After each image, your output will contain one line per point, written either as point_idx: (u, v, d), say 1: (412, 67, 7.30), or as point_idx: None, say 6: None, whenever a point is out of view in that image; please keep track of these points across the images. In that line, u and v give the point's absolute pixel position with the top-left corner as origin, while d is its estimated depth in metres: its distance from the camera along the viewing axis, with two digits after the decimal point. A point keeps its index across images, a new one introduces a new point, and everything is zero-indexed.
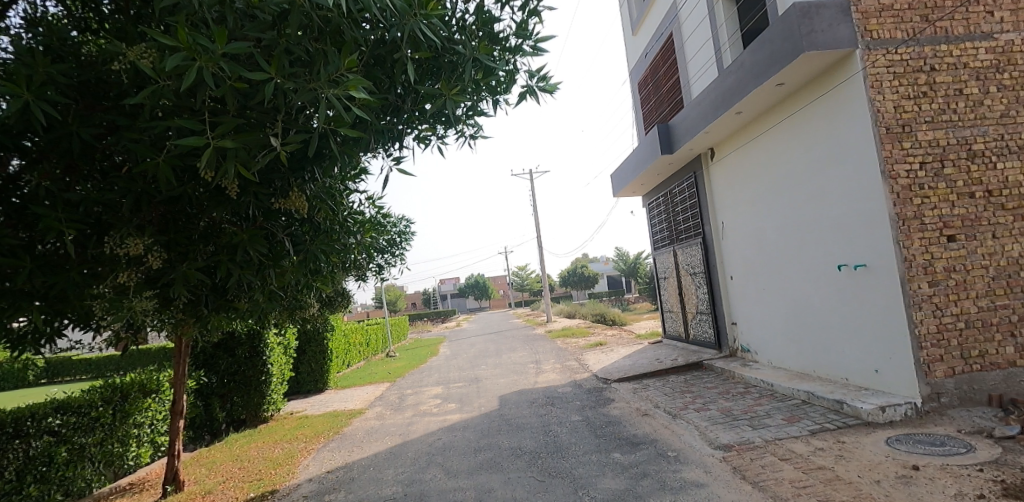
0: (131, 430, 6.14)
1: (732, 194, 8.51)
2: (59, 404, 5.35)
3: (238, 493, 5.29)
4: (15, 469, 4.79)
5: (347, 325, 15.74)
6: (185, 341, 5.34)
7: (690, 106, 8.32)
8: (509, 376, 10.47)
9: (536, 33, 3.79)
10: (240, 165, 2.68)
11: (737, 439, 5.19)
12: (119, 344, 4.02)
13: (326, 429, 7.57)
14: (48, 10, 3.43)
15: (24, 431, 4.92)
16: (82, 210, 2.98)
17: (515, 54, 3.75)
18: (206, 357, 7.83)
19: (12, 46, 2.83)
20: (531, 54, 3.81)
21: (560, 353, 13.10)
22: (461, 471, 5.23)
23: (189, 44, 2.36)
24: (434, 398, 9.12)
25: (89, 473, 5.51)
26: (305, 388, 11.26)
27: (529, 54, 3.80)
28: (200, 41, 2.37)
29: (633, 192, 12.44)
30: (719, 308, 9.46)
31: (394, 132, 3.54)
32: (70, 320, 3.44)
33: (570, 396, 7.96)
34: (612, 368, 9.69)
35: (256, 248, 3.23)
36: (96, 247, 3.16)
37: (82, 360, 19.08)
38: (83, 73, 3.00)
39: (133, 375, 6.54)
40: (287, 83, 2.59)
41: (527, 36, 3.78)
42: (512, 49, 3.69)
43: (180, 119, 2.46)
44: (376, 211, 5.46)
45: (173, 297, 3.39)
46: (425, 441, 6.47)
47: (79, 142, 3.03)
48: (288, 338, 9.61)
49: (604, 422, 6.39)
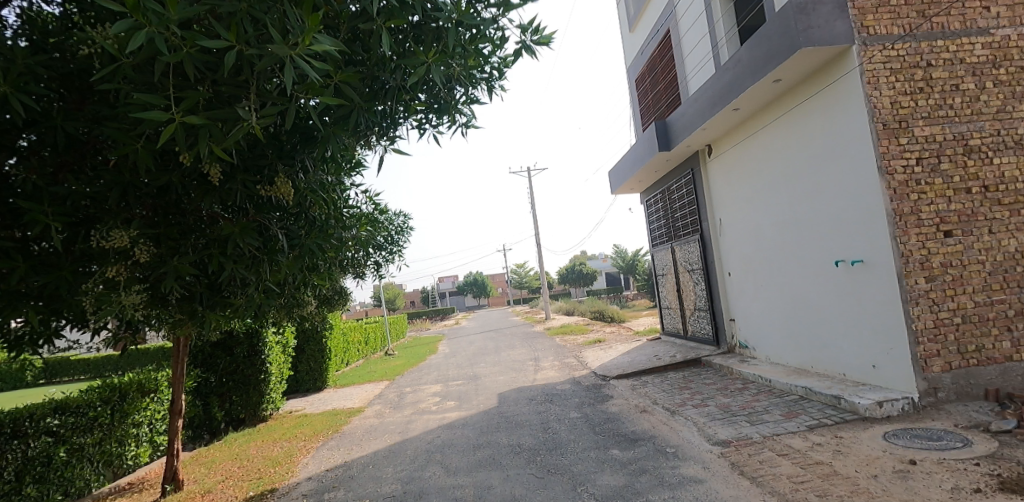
0: (130, 430, 6.15)
1: (730, 191, 8.52)
2: (56, 404, 5.34)
3: (237, 492, 5.29)
4: (14, 470, 4.78)
5: (345, 324, 15.73)
6: (183, 340, 5.34)
7: (687, 102, 8.30)
8: (508, 374, 10.48)
9: None
10: (216, 145, 2.59)
11: (735, 435, 5.21)
12: (117, 344, 4.01)
13: (325, 427, 7.58)
14: (41, 7, 3.42)
15: (22, 432, 4.91)
16: (69, 204, 2.97)
17: (504, 11, 3.52)
18: (205, 356, 7.83)
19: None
20: (520, 5, 3.56)
21: (559, 351, 13.09)
22: (460, 469, 5.24)
23: (137, 10, 2.24)
24: (433, 396, 9.13)
25: (88, 473, 5.52)
26: (304, 387, 11.26)
27: (518, 6, 3.54)
28: (148, 6, 2.23)
29: (631, 189, 12.43)
30: (718, 304, 9.49)
31: (386, 114, 3.40)
32: (66, 320, 3.44)
33: (568, 393, 7.96)
34: (610, 365, 9.70)
35: (247, 241, 3.21)
36: (85, 242, 3.13)
37: (82, 360, 19.10)
38: (66, 66, 2.97)
39: (131, 375, 6.55)
40: (248, 49, 2.40)
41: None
42: (498, 4, 3.47)
43: (143, 95, 2.37)
44: (372, 206, 5.42)
45: (166, 293, 3.36)
46: (424, 438, 6.48)
47: (62, 133, 2.98)
48: (286, 337, 9.59)
49: (602, 419, 6.40)
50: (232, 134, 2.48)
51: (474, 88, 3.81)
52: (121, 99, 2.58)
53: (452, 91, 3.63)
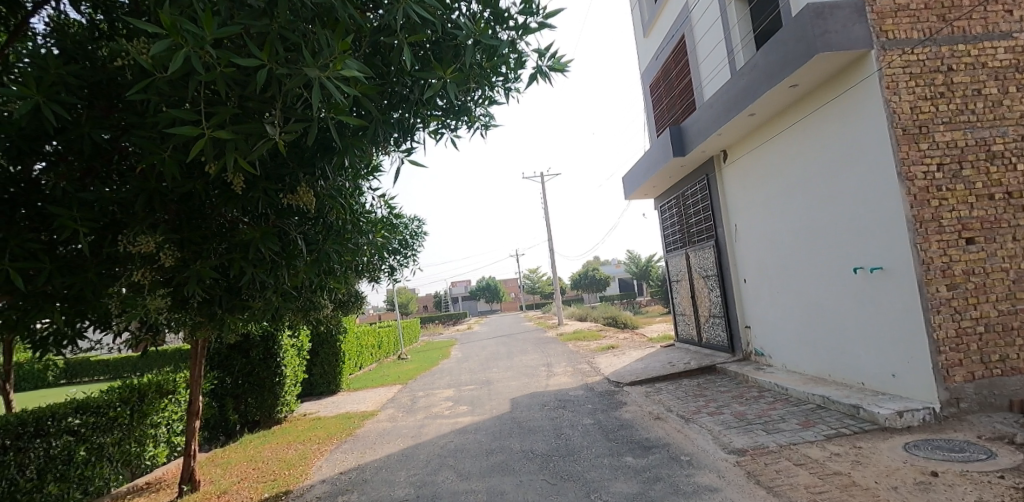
0: (148, 430, 6.25)
1: (745, 196, 8.44)
2: (78, 404, 5.44)
3: (252, 493, 5.34)
4: (36, 468, 4.87)
5: (359, 328, 15.83)
6: (201, 342, 5.42)
7: (702, 108, 8.25)
8: (520, 379, 10.46)
9: (542, 8, 3.61)
10: (243, 157, 2.62)
11: (751, 443, 5.14)
12: (138, 345, 4.08)
13: (339, 431, 7.62)
14: (70, 16, 3.52)
15: (44, 431, 5.00)
16: (97, 209, 3.04)
17: (521, 34, 3.56)
18: (221, 358, 7.94)
19: (30, 52, 2.90)
20: (538, 30, 3.61)
21: (572, 357, 13.03)
22: (473, 474, 5.24)
23: (176, 31, 2.26)
24: (446, 400, 9.14)
25: (107, 472, 5.61)
26: (318, 390, 11.34)
27: (536, 30, 3.59)
28: (186, 27, 2.26)
29: (645, 194, 12.38)
30: (733, 311, 9.38)
31: (404, 125, 3.43)
32: (90, 322, 3.54)
33: (581, 400, 7.92)
34: (623, 371, 9.63)
35: (267, 246, 3.24)
36: (111, 246, 3.20)
37: (101, 362, 19.39)
38: (96, 75, 3.05)
39: (149, 376, 6.66)
40: (279, 70, 2.44)
41: (532, 13, 3.60)
42: (517, 27, 3.52)
43: (175, 111, 2.40)
44: (388, 211, 5.45)
45: (187, 296, 3.42)
46: (436, 443, 6.49)
47: (90, 141, 3.05)
48: (300, 340, 9.67)
49: (616, 425, 6.36)
50: (260, 150, 2.52)
51: (490, 90, 3.72)
52: (151, 110, 2.63)
53: (468, 99, 3.62)
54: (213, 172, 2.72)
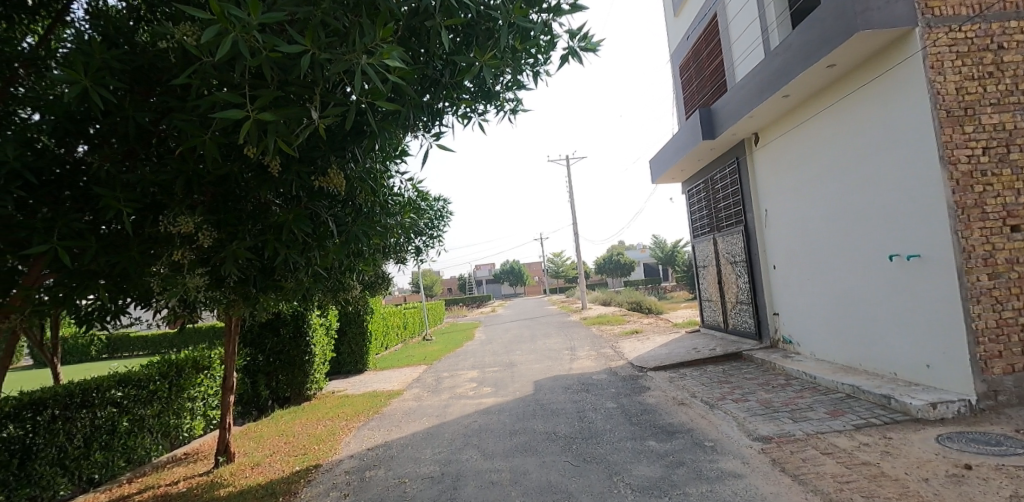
0: (185, 404, 6.54)
1: (777, 181, 8.22)
2: (121, 377, 5.69)
3: (284, 466, 5.54)
4: (84, 436, 5.13)
5: (385, 309, 16.10)
6: (235, 320, 5.60)
7: (734, 89, 8.02)
8: (543, 362, 10.53)
9: None
10: (281, 140, 2.63)
11: (777, 431, 5.09)
12: (176, 321, 4.26)
13: (366, 408, 7.80)
14: (110, 3, 3.63)
15: (90, 402, 5.24)
16: (139, 190, 3.11)
17: (554, 16, 3.50)
18: (254, 336, 8.19)
19: (77, 38, 2.99)
20: (571, 11, 3.54)
21: (595, 341, 13.02)
22: (496, 453, 5.32)
23: (225, 16, 2.26)
24: (470, 381, 9.25)
25: (148, 442, 5.90)
26: (345, 369, 11.63)
27: (568, 12, 3.52)
28: (235, 12, 2.26)
29: (672, 178, 12.16)
30: (761, 298, 9.21)
31: (433, 109, 3.41)
32: (131, 299, 3.73)
33: (605, 383, 7.93)
34: (648, 357, 9.60)
35: (300, 227, 3.30)
36: (152, 226, 3.29)
37: (140, 337, 20.22)
38: (138, 61, 3.11)
39: (186, 352, 6.93)
40: (322, 55, 2.43)
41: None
42: (550, 9, 3.46)
43: (220, 94, 2.42)
44: (416, 194, 5.48)
45: (224, 275, 3.53)
46: (461, 422, 6.60)
47: (134, 124, 3.13)
48: (329, 319, 9.89)
49: (639, 410, 6.36)
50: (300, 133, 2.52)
51: (519, 75, 3.67)
52: (193, 94, 2.66)
53: (497, 83, 3.57)
54: (252, 155, 2.72)
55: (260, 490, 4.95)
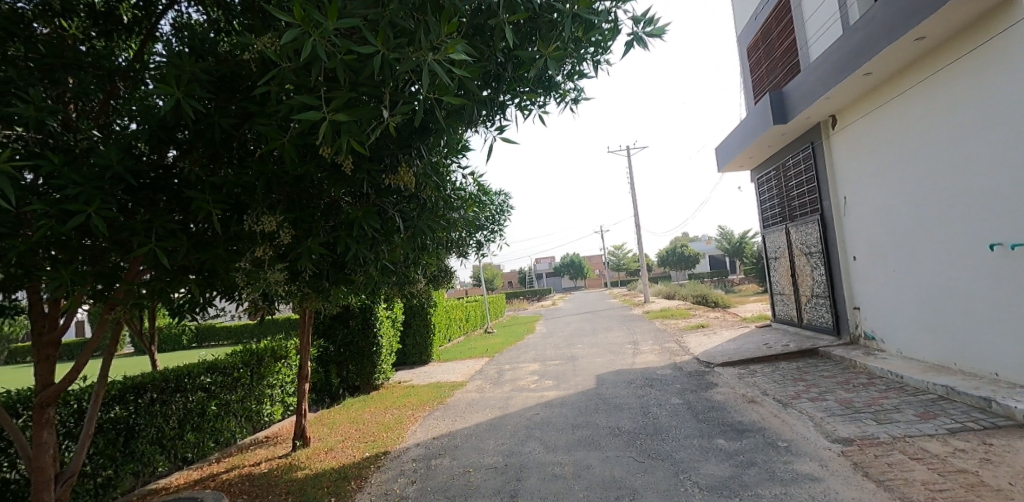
0: (265, 390, 6.99)
1: (856, 166, 7.69)
2: (209, 364, 6.15)
3: (355, 452, 5.80)
4: (178, 418, 5.59)
5: (448, 302, 16.45)
6: (309, 312, 5.89)
7: (807, 69, 7.55)
8: (605, 356, 10.40)
9: None
10: (354, 140, 2.73)
11: (859, 433, 4.78)
12: (256, 313, 4.54)
13: (431, 398, 8.02)
14: (193, 16, 3.93)
15: (183, 387, 5.69)
16: (225, 191, 3.33)
17: (618, 2, 3.40)
18: (325, 328, 8.61)
19: (169, 52, 3.24)
20: None
21: (659, 335, 12.72)
22: (559, 447, 5.32)
23: (306, 20, 2.38)
24: (532, 374, 9.28)
25: (234, 425, 6.36)
26: (411, 360, 12.00)
27: None
28: (314, 16, 2.36)
29: (739, 166, 11.63)
30: (839, 291, 8.66)
31: (496, 104, 3.42)
32: (217, 292, 4.01)
33: (669, 379, 7.73)
34: (715, 352, 9.25)
35: (369, 223, 3.42)
36: (237, 224, 3.52)
37: (224, 328, 21.77)
38: (221, 70, 3.33)
39: (265, 343, 7.38)
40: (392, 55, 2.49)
41: None
42: None
43: (300, 97, 2.53)
44: (478, 188, 5.54)
45: (301, 269, 3.73)
46: (523, 414, 6.65)
47: (219, 130, 3.35)
48: (394, 312, 10.22)
49: (706, 406, 6.15)
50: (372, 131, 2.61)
51: (580, 65, 3.60)
52: (273, 99, 2.80)
53: (559, 74, 3.52)
54: (328, 154, 2.84)
55: (333, 473, 5.20)
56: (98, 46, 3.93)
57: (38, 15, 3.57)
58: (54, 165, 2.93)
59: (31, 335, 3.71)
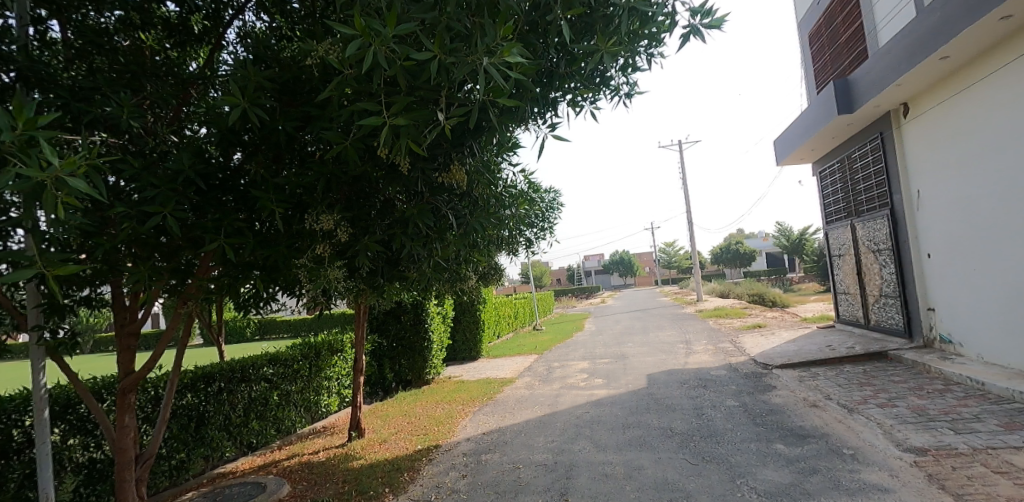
0: (323, 382, 7.27)
1: (930, 157, 7.20)
2: (272, 356, 6.45)
3: (408, 444, 5.95)
4: (244, 406, 5.90)
5: (496, 298, 16.59)
6: (364, 307, 6.08)
7: (876, 55, 7.11)
8: (656, 355, 10.20)
9: None
10: (412, 142, 2.78)
11: (934, 443, 4.48)
12: (316, 308, 4.73)
13: (481, 394, 8.11)
14: (257, 25, 4.15)
15: (248, 377, 5.99)
16: (289, 192, 3.49)
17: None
18: (379, 323, 8.87)
19: (238, 60, 3.40)
20: None
21: (712, 335, 12.35)
22: (610, 446, 5.26)
23: (367, 31, 2.42)
24: (581, 372, 9.23)
25: (294, 415, 6.66)
26: (460, 355, 12.19)
27: None
28: (374, 25, 2.40)
29: (799, 159, 11.11)
30: (911, 290, 8.13)
31: (548, 101, 3.40)
32: (279, 288, 4.21)
33: (724, 380, 7.50)
34: (773, 353, 8.90)
35: (423, 221, 3.49)
36: (299, 223, 3.67)
37: (284, 321, 22.86)
38: (285, 76, 3.48)
39: (322, 336, 7.67)
40: (449, 60, 2.52)
41: None
42: None
43: (361, 103, 2.60)
44: (528, 185, 5.55)
45: (357, 265, 3.85)
46: (573, 412, 6.62)
47: (283, 134, 3.50)
48: (445, 308, 10.40)
49: (764, 410, 5.93)
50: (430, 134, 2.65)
51: (635, 59, 3.52)
52: (335, 104, 2.90)
53: (611, 68, 3.46)
54: (386, 155, 2.92)
55: (387, 464, 5.35)
56: (172, 56, 4.20)
57: (120, 28, 3.84)
58: (135, 168, 3.14)
59: (115, 325, 4.00)
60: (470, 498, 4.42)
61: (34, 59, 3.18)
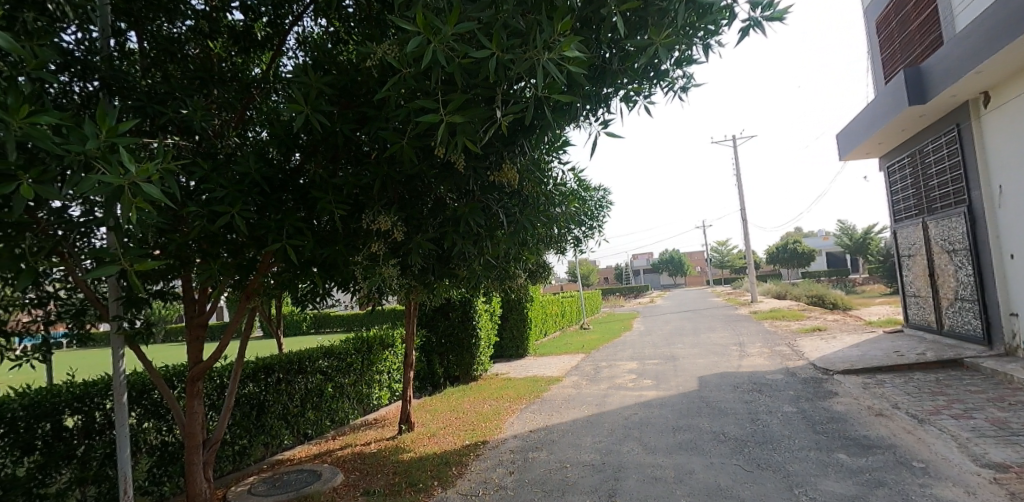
0: (375, 376, 7.49)
1: (1015, 149, 6.66)
2: (327, 349, 6.70)
3: (456, 439, 6.04)
4: (301, 397, 6.16)
5: (543, 297, 16.60)
6: (415, 304, 6.21)
7: (952, 41, 6.63)
8: (708, 357, 9.93)
9: None
10: (467, 139, 2.81)
11: (1017, 459, 4.15)
12: (370, 304, 4.87)
13: (527, 392, 8.13)
14: (314, 30, 4.33)
15: (305, 369, 6.24)
16: (346, 193, 3.61)
17: None
18: (429, 319, 9.05)
19: (299, 65, 3.55)
20: None
21: (767, 337, 11.90)
22: (659, 449, 5.16)
23: (427, 29, 2.44)
24: (629, 373, 9.10)
25: (347, 407, 6.90)
26: (507, 353, 12.27)
27: None
28: (435, 22, 2.43)
29: (864, 154, 10.52)
30: (991, 294, 7.55)
31: (601, 98, 3.36)
32: (334, 284, 4.36)
33: (781, 385, 7.21)
34: (833, 358, 8.48)
35: (474, 220, 3.52)
36: (356, 222, 3.78)
37: (338, 316, 23.70)
38: (344, 79, 3.60)
39: (374, 331, 7.90)
40: (506, 56, 2.53)
41: None
42: None
43: (420, 101, 2.65)
44: (578, 184, 5.52)
45: (410, 263, 3.93)
46: (621, 413, 6.54)
47: (341, 135, 3.63)
48: (492, 305, 10.49)
49: (825, 417, 5.66)
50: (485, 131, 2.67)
51: (691, 53, 3.43)
52: (394, 104, 2.97)
53: (666, 63, 3.38)
54: (441, 154, 2.97)
55: (436, 458, 5.46)
56: (237, 62, 4.40)
57: (190, 37, 4.07)
58: (204, 171, 3.33)
59: (185, 317, 4.26)
60: (517, 495, 4.45)
61: (115, 69, 3.42)
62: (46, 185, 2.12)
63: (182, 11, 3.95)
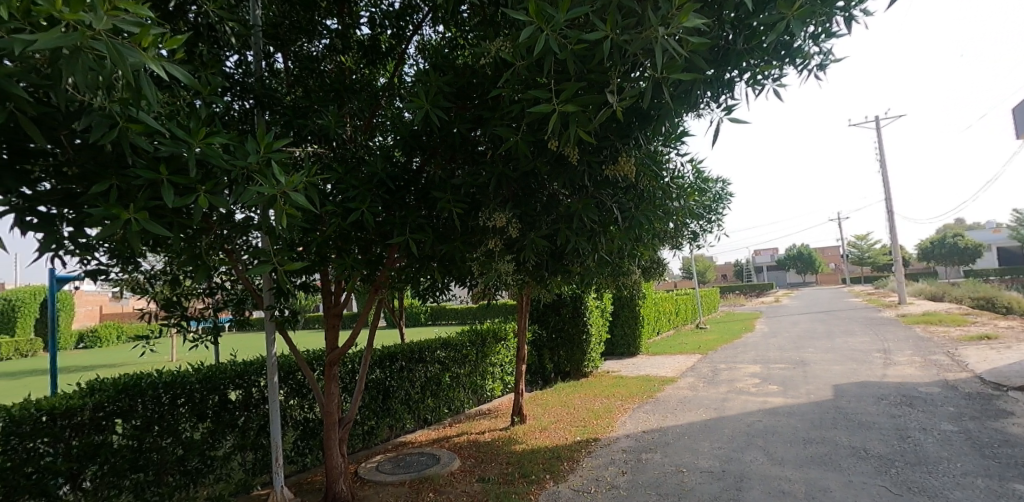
0: (488, 368, 7.78)
1: None
2: (444, 341, 7.08)
3: (567, 434, 6.08)
4: (421, 384, 6.57)
5: (656, 294, 16.07)
6: (527, 298, 6.34)
7: None
8: (844, 364, 8.98)
9: None
10: (581, 129, 2.78)
11: None
12: (486, 299, 5.05)
13: (640, 391, 7.94)
14: (431, 36, 4.66)
15: (425, 358, 6.65)
16: (463, 191, 3.76)
17: None
18: (540, 314, 9.17)
19: (419, 70, 3.77)
20: None
21: (919, 344, 10.47)
22: (788, 461, 4.78)
23: (540, 17, 2.44)
24: (751, 377, 8.51)
25: (462, 396, 7.24)
26: (619, 350, 12.07)
27: None
28: (548, 10, 2.43)
29: None
30: None
31: (722, 81, 3.16)
32: (453, 279, 4.58)
33: (937, 399, 6.32)
34: (1008, 371, 7.25)
35: (588, 216, 3.49)
36: (473, 220, 3.93)
37: (454, 310, 24.86)
38: (460, 81, 3.76)
39: (487, 324, 8.19)
40: (621, 38, 2.47)
41: None
42: None
43: (534, 92, 2.67)
44: (696, 175, 5.27)
45: (524, 259, 3.99)
46: (742, 419, 6.15)
47: (458, 135, 3.79)
48: (603, 302, 10.38)
49: (995, 439, 4.87)
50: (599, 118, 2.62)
51: (829, 24, 3.09)
52: (507, 101, 3.04)
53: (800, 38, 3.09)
54: (555, 147, 2.97)
55: (548, 452, 5.53)
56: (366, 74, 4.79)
57: (327, 54, 4.50)
58: (339, 174, 3.65)
59: (323, 307, 4.73)
60: (631, 496, 4.36)
61: (267, 87, 3.90)
62: (217, 196, 2.42)
63: (319, 31, 4.37)
